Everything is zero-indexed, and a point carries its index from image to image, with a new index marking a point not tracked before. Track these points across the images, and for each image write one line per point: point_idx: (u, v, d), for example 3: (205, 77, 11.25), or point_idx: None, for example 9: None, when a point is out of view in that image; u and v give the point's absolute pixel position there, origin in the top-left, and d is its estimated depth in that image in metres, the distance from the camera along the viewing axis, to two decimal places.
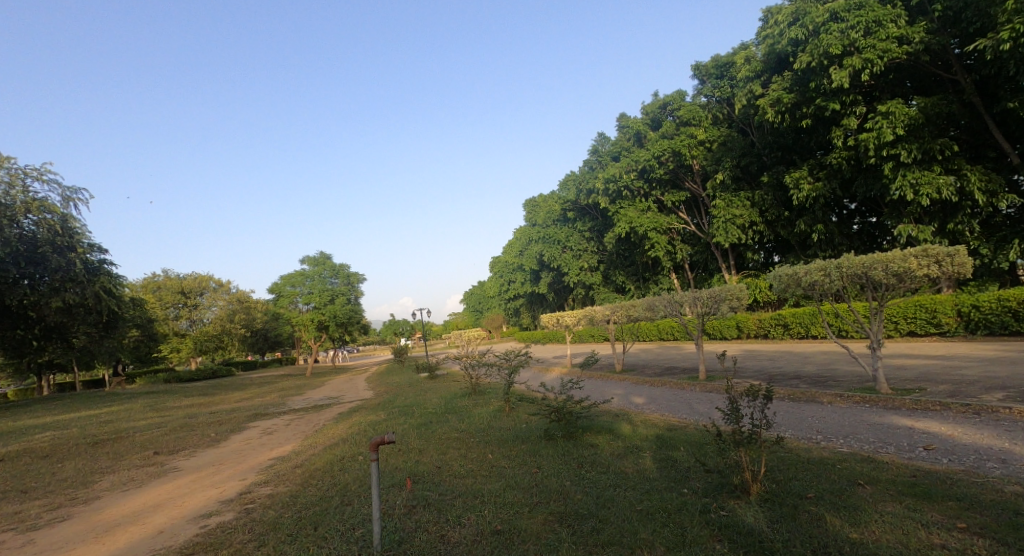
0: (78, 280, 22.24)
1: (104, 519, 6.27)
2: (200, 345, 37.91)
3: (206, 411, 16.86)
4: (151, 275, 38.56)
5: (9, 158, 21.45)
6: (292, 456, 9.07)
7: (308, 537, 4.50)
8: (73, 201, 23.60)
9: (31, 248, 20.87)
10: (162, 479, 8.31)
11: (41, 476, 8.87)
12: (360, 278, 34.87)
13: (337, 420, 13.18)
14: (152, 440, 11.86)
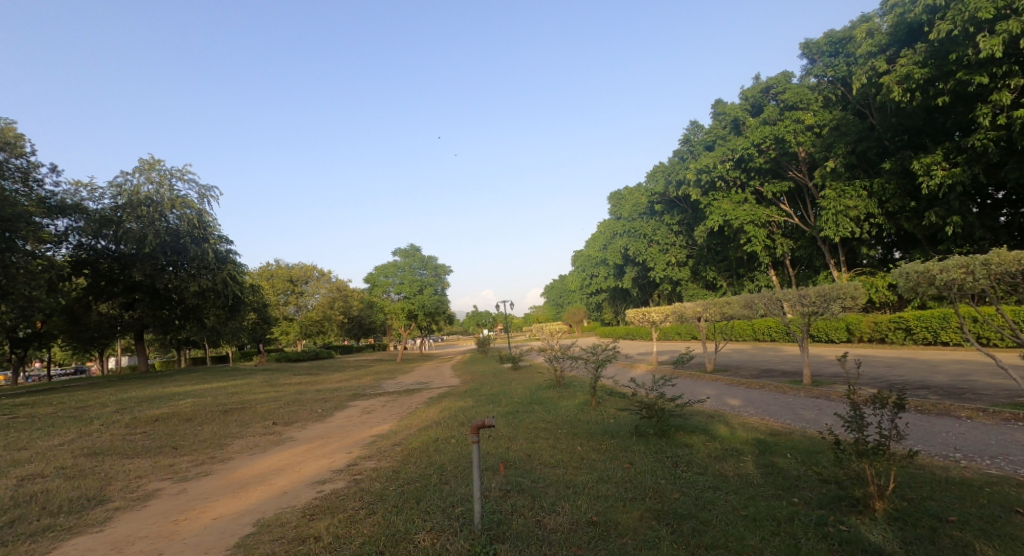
0: (211, 267, 25.34)
1: (238, 477, 7.15)
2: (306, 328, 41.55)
3: (313, 389, 18.51)
4: (265, 264, 42.71)
5: (160, 161, 24.86)
6: (390, 435, 9.69)
7: (413, 510, 4.81)
8: (208, 199, 26.88)
9: (175, 239, 24.14)
10: (281, 447, 9.28)
11: (186, 436, 10.30)
12: (447, 269, 36.18)
13: (427, 404, 13.87)
14: (270, 412, 13.27)
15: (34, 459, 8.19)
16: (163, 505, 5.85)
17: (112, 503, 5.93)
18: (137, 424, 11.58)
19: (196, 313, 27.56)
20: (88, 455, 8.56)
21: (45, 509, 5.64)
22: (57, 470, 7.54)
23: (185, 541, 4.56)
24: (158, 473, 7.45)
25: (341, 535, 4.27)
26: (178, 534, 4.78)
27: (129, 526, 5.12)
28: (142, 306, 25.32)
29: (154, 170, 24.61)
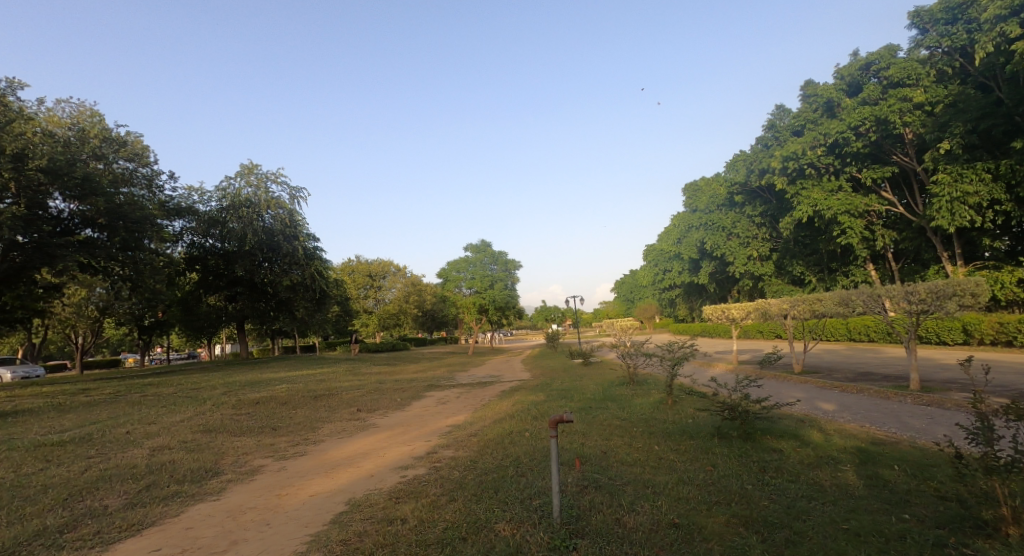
0: (301, 262, 27.34)
1: (329, 458, 7.68)
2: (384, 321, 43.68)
3: (392, 379, 19.42)
4: (347, 260, 45.27)
5: (258, 166, 27.12)
6: (466, 425, 9.97)
7: (491, 500, 4.91)
8: (298, 200, 28.98)
9: (270, 237, 26.28)
10: (366, 433, 9.84)
11: (283, 419, 11.20)
12: (517, 264, 36.43)
13: (499, 397, 14.09)
14: (355, 399, 14.11)
15: (162, 433, 9.28)
16: (267, 481, 6.40)
17: (225, 476, 6.60)
18: (242, 406, 12.75)
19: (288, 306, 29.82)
20: (203, 431, 9.57)
21: (172, 477, 6.38)
22: (180, 443, 8.51)
23: (287, 514, 4.98)
24: (261, 451, 8.17)
25: (425, 519, 4.46)
26: (280, 507, 5.22)
27: (240, 497, 5.66)
28: (243, 299, 27.77)
29: (253, 174, 26.89)
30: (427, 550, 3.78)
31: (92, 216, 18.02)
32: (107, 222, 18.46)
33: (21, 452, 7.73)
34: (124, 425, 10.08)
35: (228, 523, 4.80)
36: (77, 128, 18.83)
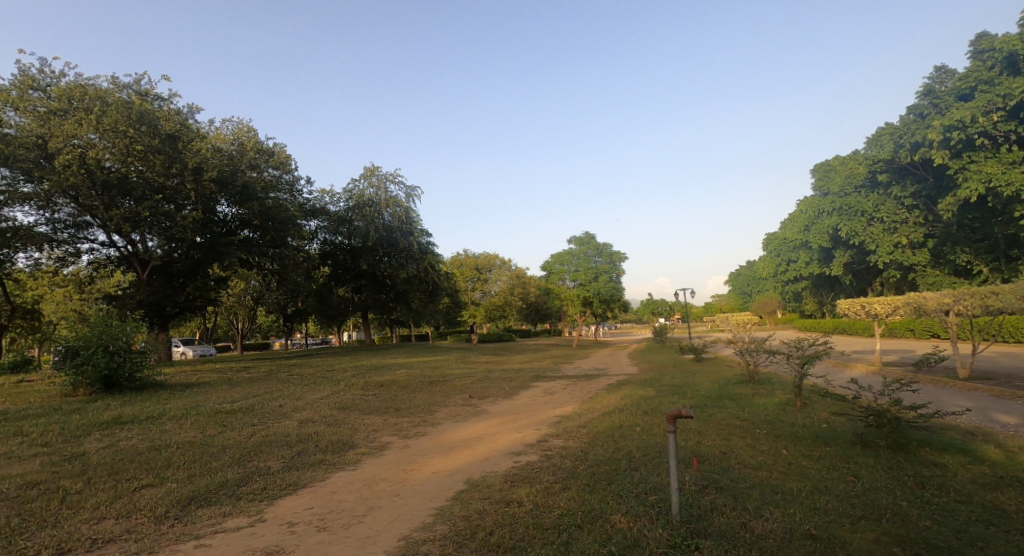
0: (415, 257, 29.24)
1: (447, 440, 8.16)
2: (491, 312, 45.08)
3: (500, 368, 20.08)
4: (456, 254, 47.45)
5: (379, 167, 29.31)
6: (574, 417, 9.99)
7: (605, 491, 4.89)
8: (413, 198, 30.87)
9: (389, 233, 28.41)
10: (479, 418, 10.29)
11: (404, 401, 12.12)
12: (622, 256, 35.36)
13: (607, 390, 13.89)
14: (467, 386, 14.78)
15: (307, 408, 10.54)
16: (394, 456, 6.99)
17: (359, 449, 7.32)
18: (369, 387, 14.01)
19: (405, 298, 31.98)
20: (339, 408, 10.69)
21: (317, 447, 7.22)
22: (321, 417, 9.60)
23: (413, 488, 5.39)
24: (387, 429, 8.92)
25: (541, 504, 4.56)
26: (407, 481, 5.66)
27: (372, 469, 6.24)
28: (366, 291, 30.33)
29: (374, 176, 29.11)
30: (545, 533, 3.87)
31: (249, 218, 20.87)
32: (260, 223, 21.24)
33: (204, 416, 9.26)
34: (277, 399, 11.61)
35: (365, 491, 5.32)
36: (238, 142, 21.88)
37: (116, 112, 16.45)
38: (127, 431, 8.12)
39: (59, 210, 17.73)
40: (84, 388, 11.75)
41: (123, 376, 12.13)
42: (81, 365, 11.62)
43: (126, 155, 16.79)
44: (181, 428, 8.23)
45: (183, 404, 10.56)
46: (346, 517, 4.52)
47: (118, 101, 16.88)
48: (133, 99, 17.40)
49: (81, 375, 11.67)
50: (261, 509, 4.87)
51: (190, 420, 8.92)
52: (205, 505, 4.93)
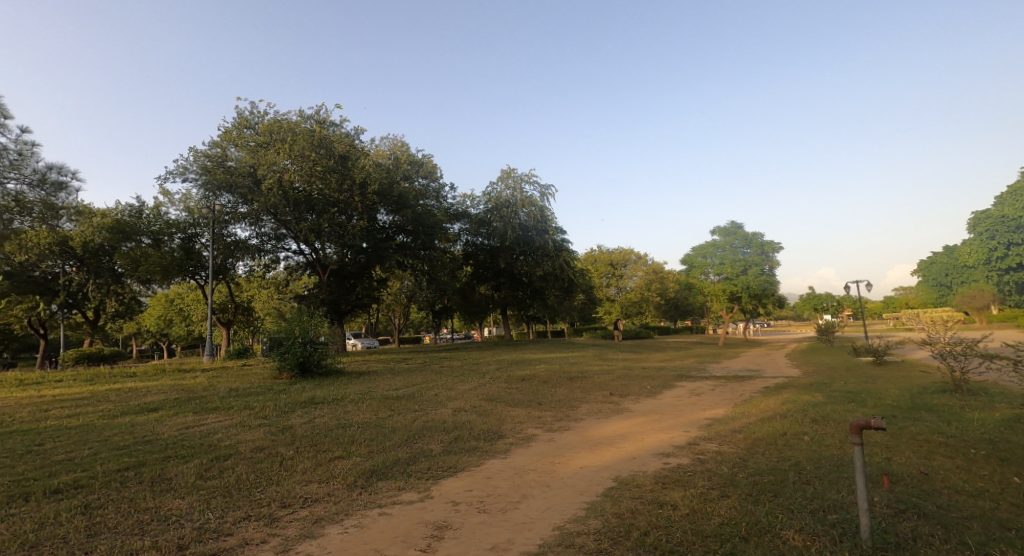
0: (551, 254, 29.75)
1: (591, 436, 8.15)
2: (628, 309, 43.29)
3: (640, 366, 19.44)
4: (589, 251, 46.81)
5: (514, 169, 30.32)
6: (728, 420, 9.27)
7: (773, 504, 4.46)
8: (547, 196, 31.41)
9: (525, 232, 29.25)
10: (621, 416, 10.10)
11: (545, 395, 12.40)
12: (776, 246, 31.35)
13: (763, 393, 12.65)
14: (606, 383, 14.59)
15: (458, 397, 11.38)
16: (541, 448, 7.19)
17: (508, 439, 7.68)
18: (511, 381, 14.61)
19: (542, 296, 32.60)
20: (486, 399, 11.33)
21: (470, 434, 7.75)
22: (472, 407, 10.29)
23: (562, 480, 5.51)
24: (532, 422, 9.20)
25: (698, 510, 4.33)
26: (556, 473, 5.79)
27: (522, 459, 6.50)
28: (505, 288, 31.54)
29: (511, 178, 30.14)
30: (706, 541, 3.66)
31: (403, 224, 23.12)
32: (413, 229, 23.38)
33: (376, 401, 10.52)
34: (433, 388, 12.74)
35: (517, 479, 5.57)
36: (394, 156, 24.29)
37: (302, 140, 19.53)
38: (319, 410, 9.59)
39: (264, 225, 21.54)
40: (286, 372, 14.12)
41: (313, 363, 14.33)
42: (284, 353, 13.99)
43: (310, 176, 19.69)
44: (358, 410, 9.46)
45: (359, 389, 12.14)
46: (502, 502, 4.78)
47: (304, 130, 19.96)
48: (314, 127, 20.45)
49: (283, 361, 14.04)
50: (428, 486, 5.38)
51: (365, 404, 10.22)
52: (383, 478, 5.61)
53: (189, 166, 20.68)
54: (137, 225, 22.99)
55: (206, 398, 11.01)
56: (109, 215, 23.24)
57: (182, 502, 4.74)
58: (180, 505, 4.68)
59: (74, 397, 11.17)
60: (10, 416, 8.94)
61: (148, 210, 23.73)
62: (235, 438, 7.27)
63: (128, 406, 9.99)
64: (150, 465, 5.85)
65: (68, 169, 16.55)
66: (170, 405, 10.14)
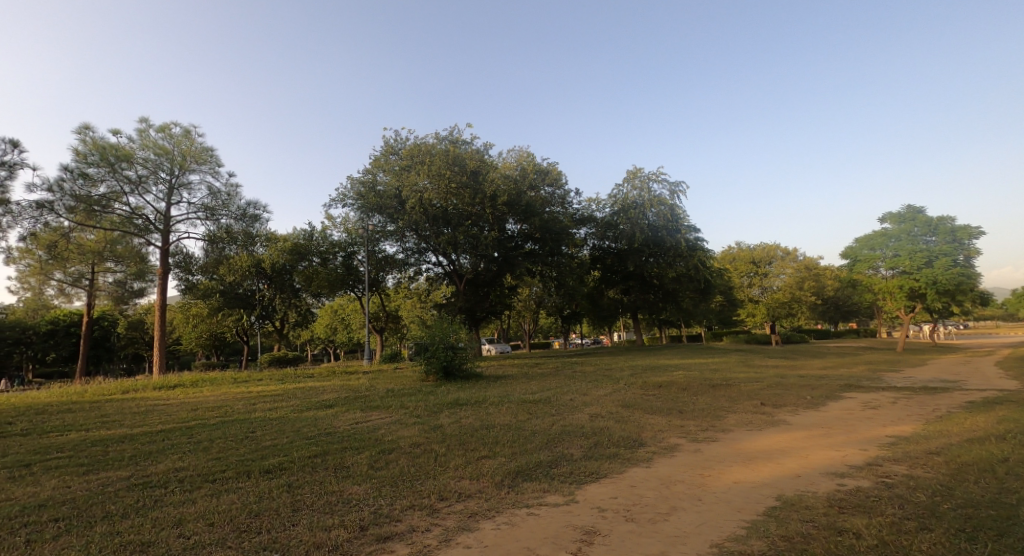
0: (684, 254, 28.18)
1: (744, 449, 7.49)
2: (773, 311, 38.32)
3: (797, 374, 17.37)
4: (727, 248, 43.80)
5: (641, 169, 29.33)
6: (918, 438, 7.86)
7: (994, 544, 3.68)
8: (678, 193, 29.83)
9: (655, 233, 28.15)
10: (778, 428, 9.12)
11: (687, 403, 11.71)
12: (975, 231, 25.84)
13: (965, 409, 10.48)
14: (755, 392, 13.31)
15: (594, 403, 11.28)
16: (688, 459, 6.80)
17: (650, 447, 7.40)
18: (648, 387, 14.07)
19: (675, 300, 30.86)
20: (623, 406, 11.07)
21: (610, 440, 7.64)
22: (609, 413, 10.15)
23: (715, 494, 5.16)
24: (674, 431, 8.75)
25: (889, 542, 3.74)
26: (707, 487, 5.44)
27: (667, 469, 6.22)
28: (634, 292, 30.46)
29: (637, 178, 29.15)
30: None
31: (531, 232, 23.66)
32: (540, 236, 23.82)
33: (514, 404, 10.89)
34: (567, 393, 12.79)
35: (664, 489, 5.35)
36: (520, 166, 24.95)
37: (439, 160, 21.11)
38: (463, 411, 10.21)
39: (408, 241, 23.62)
40: (432, 375, 15.29)
41: (456, 367, 15.31)
42: (429, 357, 15.19)
43: (446, 192, 21.15)
44: (499, 413, 9.88)
45: (498, 392, 12.68)
46: (651, 512, 4.63)
47: (440, 151, 21.57)
48: (448, 147, 22.00)
49: (429, 365, 15.22)
50: (573, 491, 5.42)
51: (505, 407, 10.62)
52: (528, 479, 5.78)
53: (347, 192, 23.53)
54: (310, 247, 26.79)
55: (369, 397, 12.41)
56: (289, 239, 27.46)
57: (359, 488, 5.38)
58: (358, 490, 5.33)
59: (272, 394, 13.38)
60: (229, 408, 10.99)
61: (317, 233, 27.51)
62: (395, 434, 8.08)
63: (311, 403, 11.66)
64: (332, 454, 6.76)
65: (260, 204, 20.02)
66: (342, 402, 11.61)
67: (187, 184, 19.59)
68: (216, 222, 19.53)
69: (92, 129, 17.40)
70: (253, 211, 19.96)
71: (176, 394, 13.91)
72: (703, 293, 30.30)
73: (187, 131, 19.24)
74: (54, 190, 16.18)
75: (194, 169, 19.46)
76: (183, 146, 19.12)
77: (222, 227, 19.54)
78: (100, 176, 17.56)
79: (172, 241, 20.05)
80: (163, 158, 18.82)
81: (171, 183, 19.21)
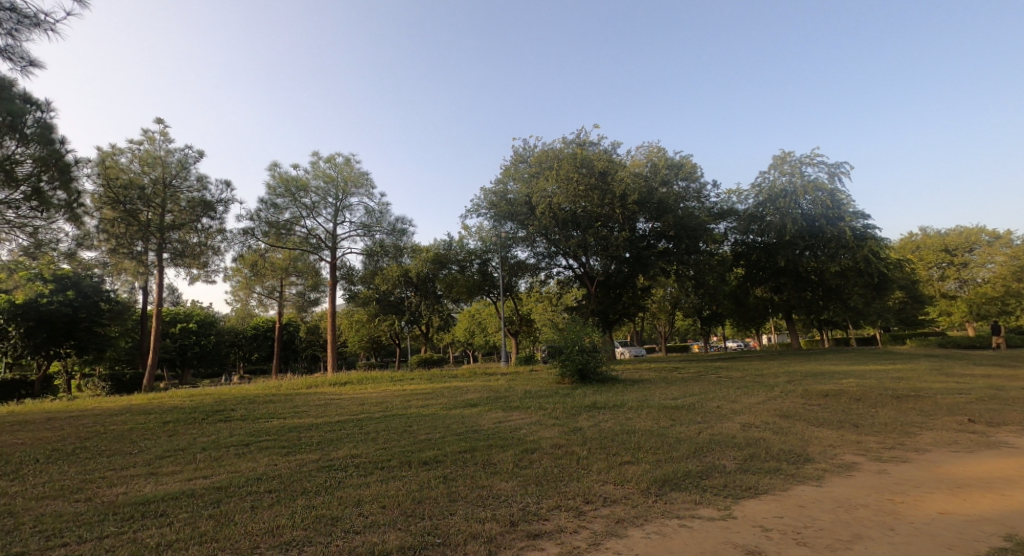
0: (849, 246, 24.72)
1: (948, 474, 6.25)
2: (981, 310, 31.79)
3: (1019, 386, 14.03)
4: (908, 236, 38.25)
5: (791, 152, 26.36)
6: None
7: None
8: (838, 176, 26.25)
9: (811, 223, 25.27)
10: (996, 452, 7.47)
11: (865, 416, 10.16)
12: None
13: None
14: (958, 406, 11.06)
15: (746, 411, 10.36)
16: (871, 480, 5.90)
17: (819, 464, 6.57)
18: (812, 396, 12.51)
19: (839, 297, 27.06)
20: (781, 416, 9.99)
21: (768, 453, 6.95)
22: (765, 423, 9.23)
23: (911, 525, 4.39)
24: (849, 447, 7.65)
25: None
26: (901, 515, 4.65)
27: (845, 490, 5.46)
28: (788, 290, 27.31)
29: (787, 163, 26.23)
30: None
31: (664, 231, 22.60)
32: (675, 234, 22.64)
33: (655, 409, 10.47)
34: (715, 400, 11.92)
35: (842, 513, 4.70)
36: (650, 162, 23.86)
37: (567, 165, 21.20)
38: (602, 414, 10.09)
39: (538, 246, 24.13)
40: (567, 377, 15.38)
41: (591, 370, 15.22)
42: (564, 360, 15.28)
43: (574, 196, 21.20)
44: (640, 418, 9.59)
45: (637, 397, 12.30)
46: (828, 538, 4.11)
47: (567, 155, 21.72)
48: (576, 150, 22.12)
49: (565, 368, 15.31)
50: (728, 505, 5.03)
51: (645, 412, 10.28)
52: (677, 489, 5.51)
53: (480, 203, 24.81)
54: (449, 256, 28.91)
55: (509, 397, 12.90)
56: (431, 250, 29.79)
57: (507, 485, 5.61)
58: (507, 486, 5.57)
59: (423, 392, 14.63)
60: (389, 403, 12.27)
61: (455, 242, 29.49)
62: (537, 434, 8.30)
63: (458, 401, 12.48)
64: (480, 451, 7.16)
65: (407, 219, 22.05)
66: (485, 402, 12.23)
67: (348, 206, 22.32)
68: (372, 238, 21.97)
69: (278, 165, 20.72)
70: (401, 226, 22.06)
71: (347, 389, 15.94)
72: (878, 288, 26.10)
73: (348, 159, 21.95)
74: (253, 218, 19.90)
75: (354, 193, 22.11)
76: (345, 173, 21.86)
77: (376, 242, 21.92)
78: (285, 205, 20.87)
79: (338, 257, 23.00)
80: (330, 185, 21.69)
81: (337, 206, 22.04)
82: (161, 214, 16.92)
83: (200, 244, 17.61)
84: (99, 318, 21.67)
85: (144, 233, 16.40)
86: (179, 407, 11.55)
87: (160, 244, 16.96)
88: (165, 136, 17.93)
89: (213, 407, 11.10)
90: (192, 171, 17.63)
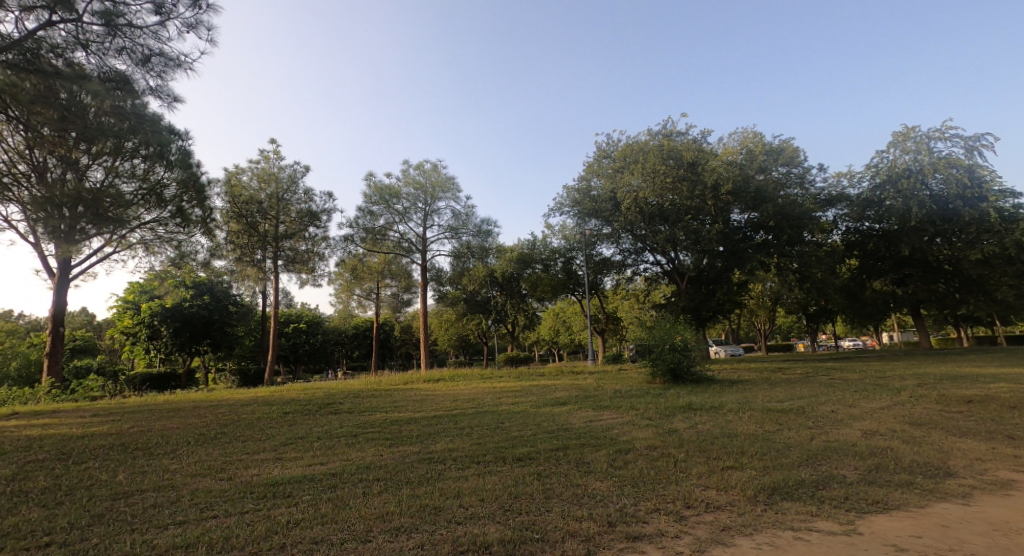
0: (994, 230, 21.55)
1: None
2: None
3: None
4: None
5: (915, 127, 23.40)
6: None
7: None
8: (977, 150, 22.92)
9: (943, 205, 22.37)
10: None
11: (1021, 426, 8.75)
12: None
13: None
14: None
15: (867, 417, 9.35)
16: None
17: (965, 480, 5.76)
18: (950, 402, 11.00)
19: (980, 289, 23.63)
20: (911, 423, 8.90)
21: (897, 465, 6.22)
22: (890, 430, 8.27)
23: None
24: (1003, 462, 6.63)
25: None
26: None
27: (1000, 511, 4.75)
28: (915, 282, 24.24)
29: (909, 139, 23.30)
30: None
31: (763, 221, 21.06)
32: (775, 224, 21.01)
33: (758, 412, 9.78)
34: (827, 404, 10.89)
35: (997, 538, 4.10)
36: (744, 150, 21.87)
37: (653, 158, 20.47)
38: (698, 416, 9.59)
39: (624, 242, 23.51)
40: (659, 377, 14.84)
41: (684, 370, 14.56)
42: (655, 359, 14.74)
43: (662, 188, 20.41)
44: (741, 421, 9.00)
45: (737, 398, 11.56)
46: None
47: (653, 147, 20.94)
48: (662, 141, 21.29)
49: (656, 367, 14.79)
50: (852, 519, 4.58)
51: (746, 414, 9.64)
52: (789, 499, 5.11)
53: (563, 201, 24.66)
54: (533, 255, 29.10)
55: (598, 397, 12.71)
56: (516, 250, 30.17)
57: (602, 485, 5.53)
58: (601, 486, 5.49)
59: (511, 390, 14.87)
60: (480, 400, 12.62)
61: (539, 241, 29.55)
62: (629, 434, 8.09)
63: (546, 400, 12.52)
64: (572, 449, 7.13)
65: (491, 220, 22.55)
66: (574, 401, 12.16)
67: (437, 211, 23.23)
68: (460, 240, 22.71)
69: (373, 175, 22.07)
70: (486, 227, 22.59)
71: (440, 386, 16.63)
72: None
73: (435, 165, 22.82)
74: (352, 225, 21.41)
75: (441, 198, 22.97)
76: (433, 179, 22.78)
77: (463, 243, 22.63)
78: (380, 212, 22.23)
79: (428, 259, 24.00)
80: (420, 191, 22.70)
81: (426, 211, 23.05)
82: (275, 225, 18.68)
83: (308, 251, 19.10)
84: (228, 319, 24.32)
85: (262, 243, 18.43)
86: (296, 399, 12.72)
87: (275, 252, 18.70)
88: (277, 154, 19.77)
89: (324, 401, 12.11)
90: (300, 187, 19.31)
